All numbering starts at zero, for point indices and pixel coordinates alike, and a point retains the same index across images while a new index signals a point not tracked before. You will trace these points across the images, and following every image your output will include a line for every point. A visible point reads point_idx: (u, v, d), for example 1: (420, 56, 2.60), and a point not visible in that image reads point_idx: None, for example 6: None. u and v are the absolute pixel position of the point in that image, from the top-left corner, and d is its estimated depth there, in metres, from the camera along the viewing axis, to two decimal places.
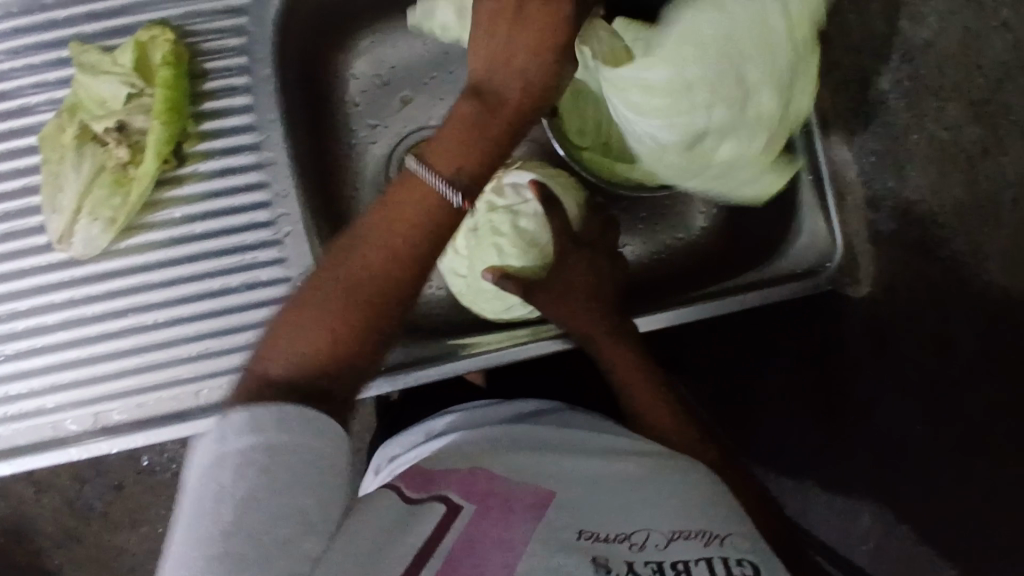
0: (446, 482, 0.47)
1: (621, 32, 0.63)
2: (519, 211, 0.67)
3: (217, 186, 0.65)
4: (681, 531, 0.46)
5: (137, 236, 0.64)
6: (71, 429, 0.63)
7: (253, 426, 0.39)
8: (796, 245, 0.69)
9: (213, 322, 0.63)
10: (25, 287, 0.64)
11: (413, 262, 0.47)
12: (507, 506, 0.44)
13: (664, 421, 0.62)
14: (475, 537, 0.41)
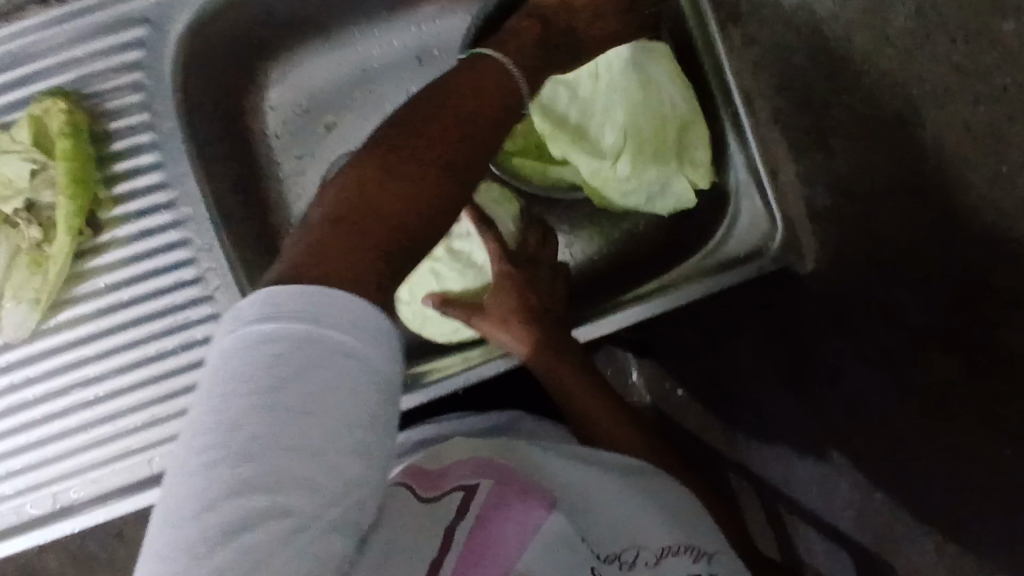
0: (458, 478, 0.51)
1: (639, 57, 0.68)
2: (452, 232, 0.69)
3: (138, 250, 0.63)
4: (671, 545, 0.51)
5: (64, 312, 0.63)
6: (33, 513, 0.62)
7: (326, 321, 0.32)
8: (736, 230, 0.70)
9: (153, 390, 0.62)
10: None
11: (465, 153, 0.45)
12: (523, 493, 0.48)
13: (613, 431, 0.63)
14: (497, 512, 0.46)
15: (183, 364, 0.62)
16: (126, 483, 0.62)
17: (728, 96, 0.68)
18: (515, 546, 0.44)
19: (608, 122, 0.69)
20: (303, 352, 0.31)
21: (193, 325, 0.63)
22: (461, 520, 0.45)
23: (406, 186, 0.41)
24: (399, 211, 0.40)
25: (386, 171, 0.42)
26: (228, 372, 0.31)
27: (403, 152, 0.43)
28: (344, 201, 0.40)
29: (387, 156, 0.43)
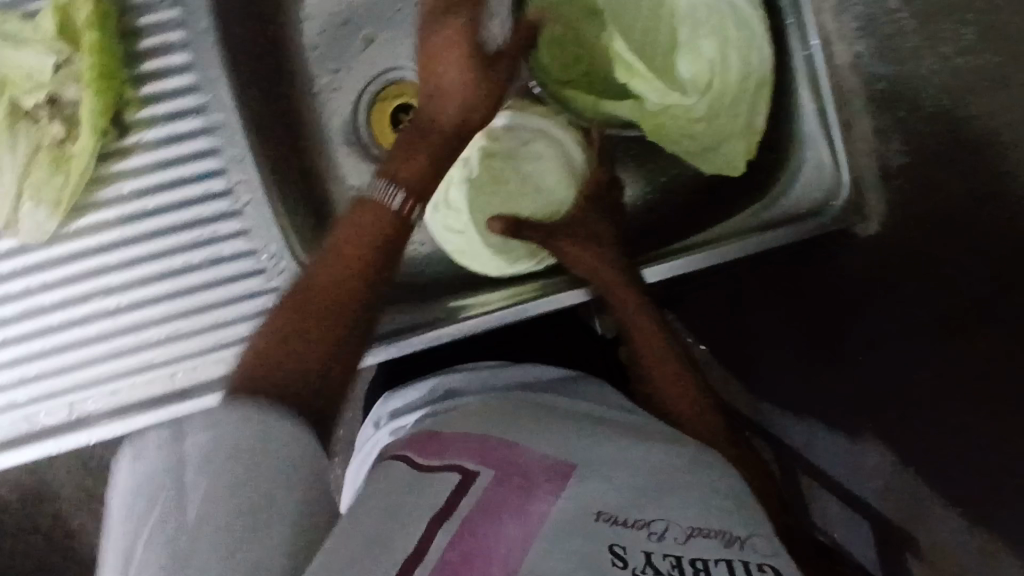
0: (460, 448, 0.47)
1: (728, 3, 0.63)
2: (520, 156, 0.66)
3: (165, 155, 0.60)
4: (704, 526, 0.42)
5: (87, 216, 0.60)
6: (47, 422, 0.61)
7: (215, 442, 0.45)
8: (800, 182, 0.64)
9: (179, 303, 0.60)
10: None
11: (351, 318, 0.54)
12: (527, 473, 0.44)
13: (681, 397, 0.62)
14: (492, 504, 0.41)
15: (211, 280, 0.61)
16: (148, 397, 0.61)
17: (804, 33, 0.62)
18: (516, 550, 0.38)
19: (687, 58, 0.64)
20: (212, 491, 0.43)
21: (222, 240, 0.61)
22: (440, 527, 0.40)
23: (318, 347, 0.52)
24: (292, 386, 0.50)
25: (295, 298, 0.54)
26: (157, 548, 0.42)
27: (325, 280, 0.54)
28: (274, 316, 0.54)
29: (308, 287, 0.54)
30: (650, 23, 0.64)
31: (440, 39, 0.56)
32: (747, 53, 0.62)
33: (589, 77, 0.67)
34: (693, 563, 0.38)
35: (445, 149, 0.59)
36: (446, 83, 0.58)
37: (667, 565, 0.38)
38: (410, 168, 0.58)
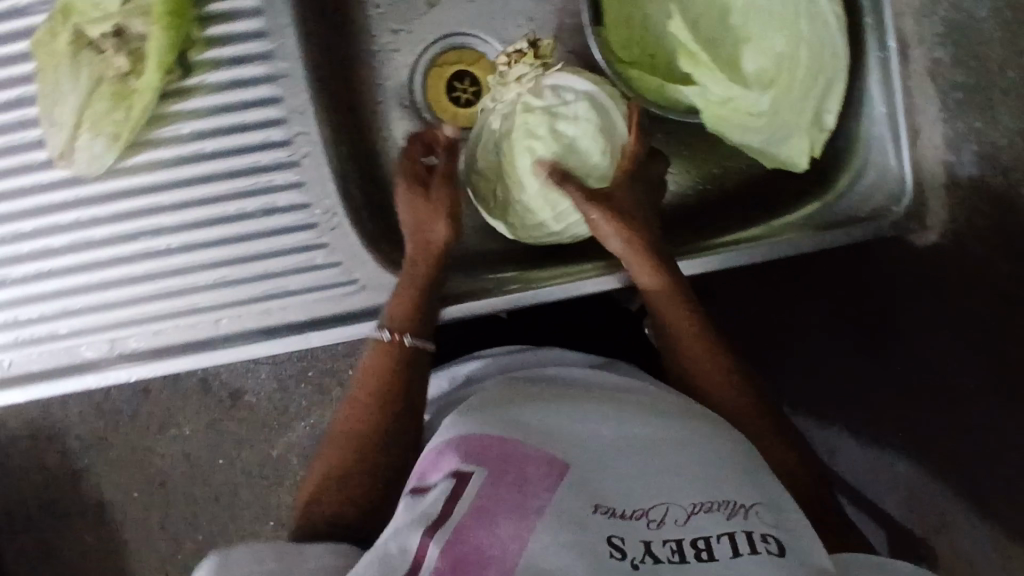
0: (454, 456, 0.45)
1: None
2: (559, 112, 0.61)
3: (227, 99, 0.59)
4: (705, 500, 0.42)
5: (143, 152, 0.59)
6: (88, 355, 0.61)
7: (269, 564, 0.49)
8: (863, 183, 0.64)
9: (228, 250, 0.60)
10: (23, 208, 0.59)
11: (375, 446, 0.56)
12: (521, 474, 0.43)
13: (705, 367, 0.60)
14: (487, 506, 0.41)
15: (262, 229, 0.60)
16: (191, 340, 0.61)
17: (883, 34, 0.61)
18: (510, 543, 0.39)
19: (756, 45, 0.61)
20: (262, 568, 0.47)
21: (277, 191, 0.60)
22: (433, 535, 0.40)
23: (353, 477, 0.56)
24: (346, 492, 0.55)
25: (329, 453, 0.58)
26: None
27: (353, 430, 0.57)
28: (319, 470, 0.58)
29: (344, 437, 0.57)
30: (723, 5, 0.61)
31: (406, 208, 0.60)
32: (821, 50, 0.59)
33: (653, 59, 0.65)
34: (693, 545, 0.40)
35: (430, 270, 0.60)
36: (420, 211, 0.60)
37: (667, 553, 0.39)
38: (400, 302, 0.59)
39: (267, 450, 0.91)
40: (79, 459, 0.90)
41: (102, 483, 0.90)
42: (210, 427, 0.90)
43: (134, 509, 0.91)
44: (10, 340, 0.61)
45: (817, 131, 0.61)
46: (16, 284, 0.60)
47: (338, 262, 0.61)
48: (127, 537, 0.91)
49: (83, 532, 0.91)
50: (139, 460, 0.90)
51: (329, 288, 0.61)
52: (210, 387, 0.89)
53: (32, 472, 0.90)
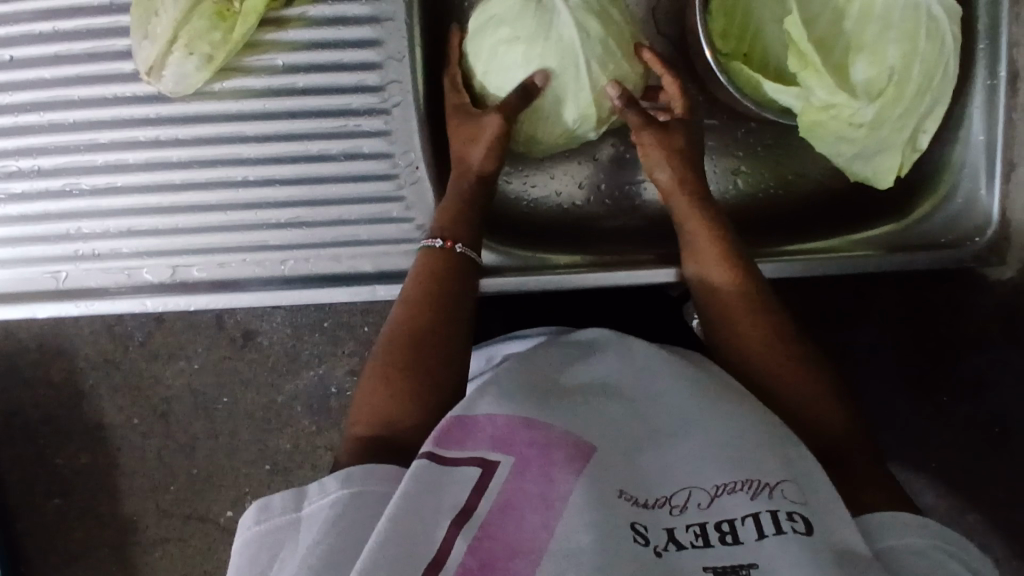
0: (481, 433, 0.41)
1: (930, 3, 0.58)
2: None
3: (327, 35, 0.58)
4: (727, 481, 0.40)
5: (232, 79, 0.58)
6: (146, 280, 0.59)
7: (320, 489, 0.43)
8: (948, 209, 0.63)
9: (306, 190, 0.59)
10: (103, 118, 0.58)
11: (427, 347, 0.50)
12: (546, 454, 0.40)
13: (771, 353, 0.51)
14: (514, 499, 0.38)
15: (341, 173, 0.59)
16: (253, 277, 0.60)
17: (995, 62, 0.60)
18: (541, 531, 0.37)
19: (869, 55, 0.59)
20: (315, 518, 0.42)
21: (362, 136, 0.58)
22: (461, 530, 0.37)
23: (401, 387, 0.48)
24: (398, 406, 0.48)
25: (372, 388, 0.49)
26: (272, 547, 0.42)
27: (397, 350, 0.50)
28: (363, 407, 0.49)
29: (386, 366, 0.50)
30: (839, 9, 0.60)
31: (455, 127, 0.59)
32: (933, 71, 0.58)
33: (749, 53, 0.64)
34: (717, 528, 0.38)
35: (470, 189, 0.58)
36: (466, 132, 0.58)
37: (690, 539, 0.38)
38: (445, 213, 0.57)
39: (271, 397, 0.85)
40: (84, 379, 0.84)
41: (104, 405, 0.85)
42: (218, 366, 0.84)
43: (134, 438, 0.86)
44: (70, 252, 0.59)
45: (909, 151, 0.61)
46: (83, 196, 0.58)
47: (412, 218, 0.59)
48: (123, 466, 0.87)
49: (79, 452, 0.86)
50: (144, 390, 0.84)
51: (400, 242, 0.60)
52: (224, 327, 0.83)
53: (31, 384, 0.84)
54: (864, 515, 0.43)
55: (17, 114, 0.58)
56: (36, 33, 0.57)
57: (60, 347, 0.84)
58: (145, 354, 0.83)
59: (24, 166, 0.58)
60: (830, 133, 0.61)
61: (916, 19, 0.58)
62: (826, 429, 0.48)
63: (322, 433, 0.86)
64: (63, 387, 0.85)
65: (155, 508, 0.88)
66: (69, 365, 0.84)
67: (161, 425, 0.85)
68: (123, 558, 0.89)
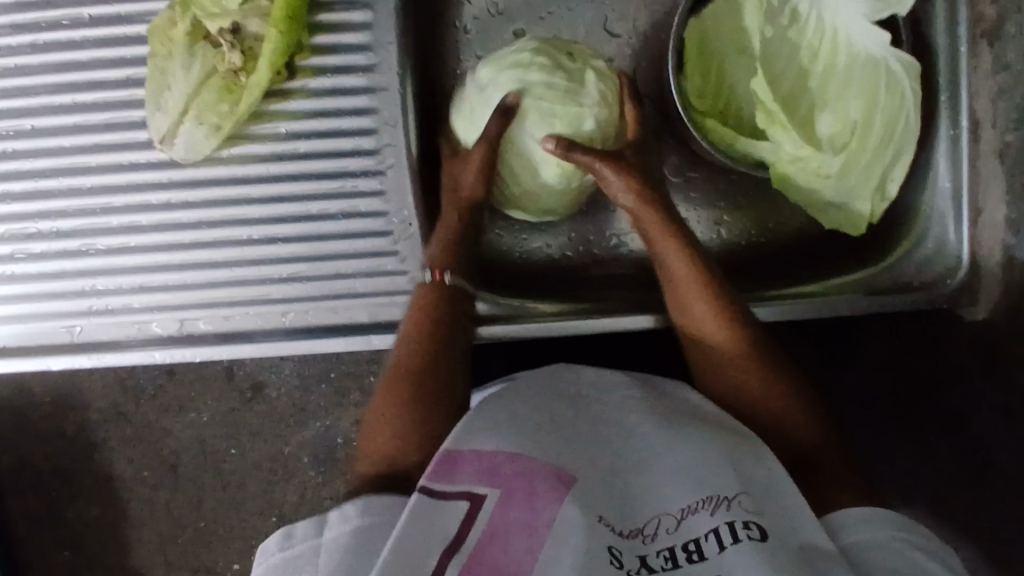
0: (469, 468, 0.44)
1: (889, 61, 0.62)
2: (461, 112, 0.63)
3: (326, 105, 0.63)
4: (690, 502, 0.44)
5: (239, 145, 0.62)
6: (156, 332, 0.63)
7: (341, 517, 0.46)
8: (919, 254, 0.65)
9: (307, 246, 0.62)
10: (117, 183, 0.62)
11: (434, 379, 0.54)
12: (530, 486, 0.43)
13: (749, 370, 0.54)
14: (500, 527, 0.41)
15: (339, 230, 0.63)
16: (255, 329, 0.63)
17: (956, 114, 0.64)
18: (527, 557, 0.40)
19: (833, 109, 0.64)
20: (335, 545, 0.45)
21: (359, 196, 0.63)
22: (451, 558, 0.39)
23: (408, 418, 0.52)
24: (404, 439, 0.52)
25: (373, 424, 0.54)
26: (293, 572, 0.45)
27: (393, 383, 0.54)
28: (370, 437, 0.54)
29: (388, 399, 0.54)
30: (804, 69, 0.64)
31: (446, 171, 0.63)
32: (894, 122, 0.62)
33: (723, 111, 0.67)
34: (684, 549, 0.42)
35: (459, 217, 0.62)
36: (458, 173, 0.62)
37: (661, 563, 0.41)
38: (439, 246, 0.61)
39: (278, 448, 0.87)
40: (93, 431, 0.87)
41: (115, 457, 0.88)
42: (226, 417, 0.87)
43: (143, 489, 0.88)
44: (84, 308, 0.63)
45: (879, 199, 0.64)
46: (97, 255, 0.62)
47: (407, 270, 0.63)
48: (132, 516, 0.88)
49: (89, 503, 0.88)
50: (154, 440, 0.87)
51: (395, 294, 0.63)
52: (233, 377, 0.87)
53: (44, 436, 0.87)
54: (829, 515, 0.47)
55: (37, 180, 0.63)
56: (57, 106, 0.63)
57: (71, 400, 0.87)
58: (154, 404, 0.87)
59: (42, 228, 0.63)
60: (806, 186, 0.64)
61: (873, 75, 0.63)
62: (801, 438, 0.52)
63: (328, 483, 0.88)
64: (73, 439, 0.88)
65: (160, 558, 0.89)
66: (80, 417, 0.87)
67: (169, 473, 0.88)
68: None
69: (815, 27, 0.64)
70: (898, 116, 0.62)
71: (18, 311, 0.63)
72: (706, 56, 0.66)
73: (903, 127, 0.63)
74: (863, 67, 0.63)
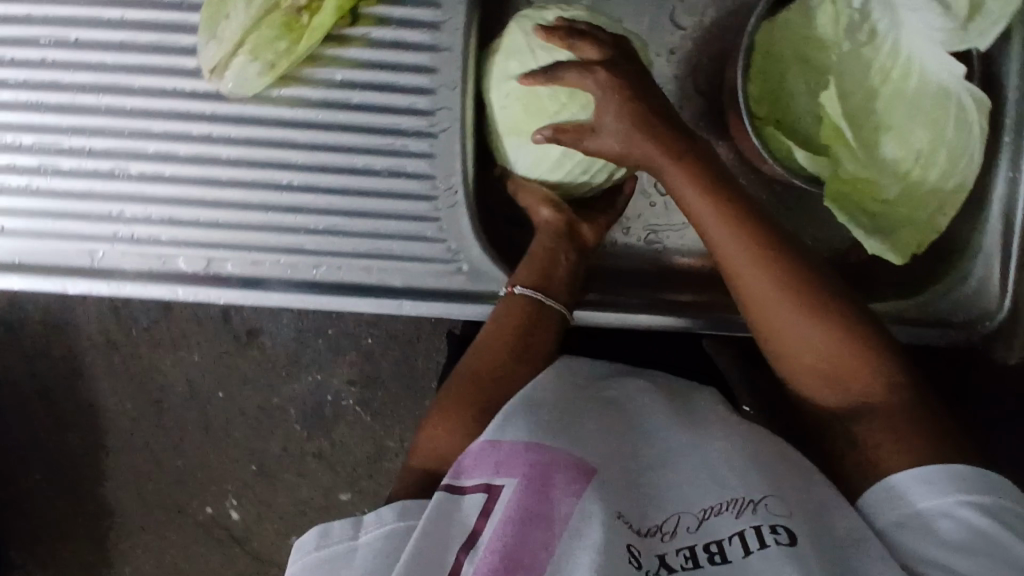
0: (487, 462, 0.44)
1: (963, 95, 0.61)
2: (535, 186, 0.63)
3: (385, 57, 0.60)
4: (713, 503, 0.43)
5: (290, 87, 0.60)
6: (182, 268, 0.61)
7: (376, 519, 0.48)
8: (960, 292, 0.65)
9: (347, 201, 0.61)
10: (148, 109, 0.60)
11: (498, 374, 0.57)
12: (546, 475, 0.43)
13: (801, 346, 0.52)
14: (514, 518, 0.41)
15: (383, 189, 0.61)
16: (285, 278, 0.61)
17: (1018, 156, 0.63)
18: (542, 548, 0.40)
19: (895, 136, 0.63)
20: (371, 544, 0.47)
21: (407, 156, 0.61)
22: (468, 552, 0.41)
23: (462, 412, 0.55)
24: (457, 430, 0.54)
25: (429, 419, 0.56)
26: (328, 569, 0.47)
27: (458, 385, 0.57)
28: (424, 436, 0.55)
29: (447, 400, 0.56)
30: (872, 90, 0.63)
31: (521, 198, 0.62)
32: (957, 158, 0.61)
33: (781, 119, 0.66)
34: (706, 550, 0.42)
35: (548, 240, 0.61)
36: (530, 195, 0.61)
37: (681, 562, 0.41)
38: (530, 270, 0.61)
39: (266, 398, 0.86)
40: (83, 358, 0.85)
41: (100, 387, 0.86)
42: (217, 361, 0.85)
43: (126, 424, 0.86)
44: (109, 233, 0.61)
45: (927, 233, 0.63)
46: (128, 180, 0.60)
47: (445, 239, 0.61)
48: (113, 449, 0.87)
49: (74, 430, 0.87)
50: (145, 375, 0.85)
51: (430, 262, 0.62)
52: (230, 322, 0.85)
53: (35, 357, 0.85)
54: (872, 501, 0.47)
55: (73, 94, 0.60)
56: (100, 18, 0.60)
57: (66, 324, 0.85)
58: (148, 339, 0.85)
59: (75, 144, 0.60)
60: (858, 206, 0.63)
61: (942, 105, 0.61)
62: (861, 398, 0.50)
63: (311, 441, 0.87)
64: (61, 363, 0.86)
65: (136, 495, 0.88)
66: (74, 342, 0.85)
67: (160, 411, 0.86)
68: (103, 544, 0.89)
69: (890, 51, 0.63)
70: (958, 150, 0.61)
71: (28, 228, 0.61)
72: (771, 62, 0.65)
73: (964, 164, 0.62)
74: (932, 98, 0.62)
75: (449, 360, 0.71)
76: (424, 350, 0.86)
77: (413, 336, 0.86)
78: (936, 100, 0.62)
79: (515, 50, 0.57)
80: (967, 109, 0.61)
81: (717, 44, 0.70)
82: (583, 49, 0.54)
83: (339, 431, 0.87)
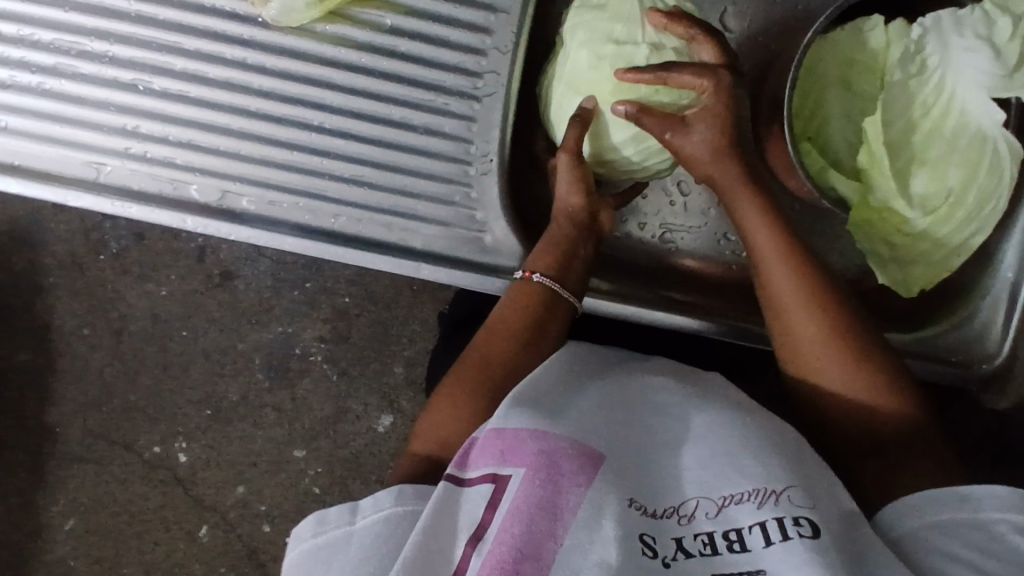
0: (489, 450, 0.43)
1: (1001, 142, 0.61)
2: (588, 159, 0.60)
3: (438, 10, 0.58)
4: (735, 491, 0.42)
5: (336, 24, 0.57)
6: (193, 197, 0.58)
7: (374, 506, 0.46)
8: (962, 330, 0.66)
9: (378, 152, 0.58)
10: (167, 20, 0.56)
11: (505, 359, 0.55)
12: (553, 464, 0.41)
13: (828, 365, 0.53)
14: (521, 509, 0.40)
15: (417, 146, 0.59)
16: (300, 224, 0.58)
17: None
18: (550, 539, 0.39)
19: (930, 171, 0.63)
20: (369, 532, 0.45)
21: (448, 116, 0.59)
22: (474, 547, 0.41)
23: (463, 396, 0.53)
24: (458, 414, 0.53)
25: (435, 406, 0.54)
26: (324, 558, 0.46)
27: (463, 370, 0.55)
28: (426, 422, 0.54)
29: (452, 384, 0.54)
30: (913, 122, 0.63)
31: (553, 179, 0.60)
32: (984, 201, 0.62)
33: (813, 137, 0.66)
34: (725, 537, 0.41)
35: (567, 227, 0.59)
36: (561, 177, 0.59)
37: (698, 547, 0.41)
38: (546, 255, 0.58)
39: (233, 342, 0.83)
40: (46, 276, 0.82)
41: (58, 308, 0.82)
42: (185, 297, 0.82)
43: (83, 351, 0.82)
44: (120, 148, 0.57)
45: (939, 270, 0.64)
46: (144, 95, 0.56)
47: (473, 207, 0.60)
48: (63, 374, 0.83)
49: (24, 349, 0.82)
50: (110, 302, 0.82)
51: (453, 227, 0.60)
52: (204, 260, 0.82)
53: None
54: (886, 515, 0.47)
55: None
56: None
57: (32, 238, 0.81)
58: (115, 266, 0.82)
59: (98, 49, 0.56)
60: (878, 235, 0.64)
61: (980, 149, 0.62)
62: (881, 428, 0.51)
63: (274, 392, 0.84)
64: (22, 278, 0.82)
65: (80, 427, 0.83)
66: (38, 258, 0.81)
67: (122, 341, 0.82)
68: (37, 476, 0.83)
69: (935, 85, 0.62)
70: (985, 196, 0.62)
71: (19, 128, 0.57)
72: (811, 80, 0.65)
73: (987, 210, 0.63)
74: (969, 139, 0.62)
75: (444, 333, 0.71)
76: (403, 315, 0.84)
77: (390, 300, 0.84)
78: (974, 143, 0.62)
79: (626, 15, 0.55)
80: (1003, 155, 0.61)
81: (762, 53, 0.69)
82: (701, 45, 0.55)
83: (303, 386, 0.84)
